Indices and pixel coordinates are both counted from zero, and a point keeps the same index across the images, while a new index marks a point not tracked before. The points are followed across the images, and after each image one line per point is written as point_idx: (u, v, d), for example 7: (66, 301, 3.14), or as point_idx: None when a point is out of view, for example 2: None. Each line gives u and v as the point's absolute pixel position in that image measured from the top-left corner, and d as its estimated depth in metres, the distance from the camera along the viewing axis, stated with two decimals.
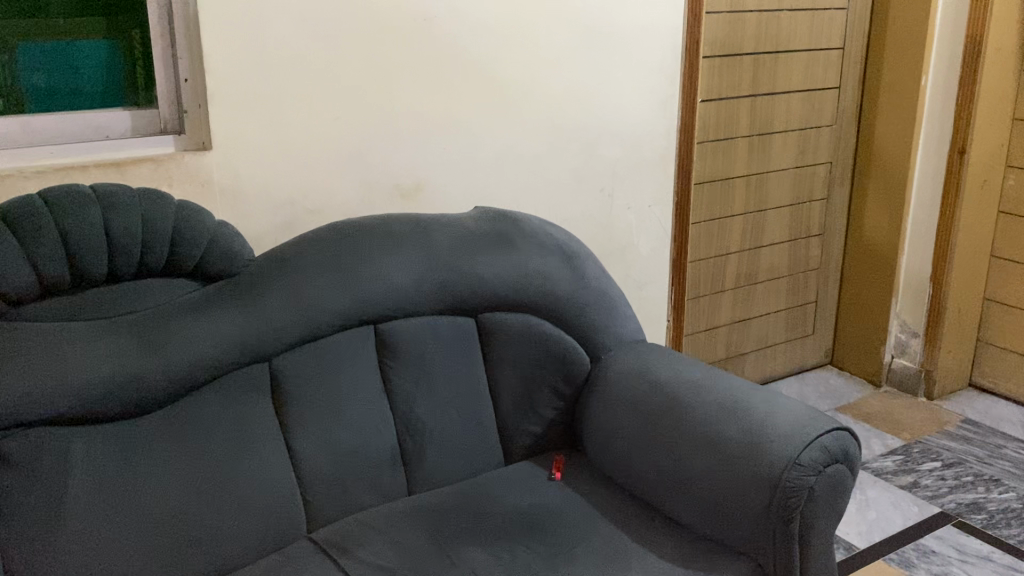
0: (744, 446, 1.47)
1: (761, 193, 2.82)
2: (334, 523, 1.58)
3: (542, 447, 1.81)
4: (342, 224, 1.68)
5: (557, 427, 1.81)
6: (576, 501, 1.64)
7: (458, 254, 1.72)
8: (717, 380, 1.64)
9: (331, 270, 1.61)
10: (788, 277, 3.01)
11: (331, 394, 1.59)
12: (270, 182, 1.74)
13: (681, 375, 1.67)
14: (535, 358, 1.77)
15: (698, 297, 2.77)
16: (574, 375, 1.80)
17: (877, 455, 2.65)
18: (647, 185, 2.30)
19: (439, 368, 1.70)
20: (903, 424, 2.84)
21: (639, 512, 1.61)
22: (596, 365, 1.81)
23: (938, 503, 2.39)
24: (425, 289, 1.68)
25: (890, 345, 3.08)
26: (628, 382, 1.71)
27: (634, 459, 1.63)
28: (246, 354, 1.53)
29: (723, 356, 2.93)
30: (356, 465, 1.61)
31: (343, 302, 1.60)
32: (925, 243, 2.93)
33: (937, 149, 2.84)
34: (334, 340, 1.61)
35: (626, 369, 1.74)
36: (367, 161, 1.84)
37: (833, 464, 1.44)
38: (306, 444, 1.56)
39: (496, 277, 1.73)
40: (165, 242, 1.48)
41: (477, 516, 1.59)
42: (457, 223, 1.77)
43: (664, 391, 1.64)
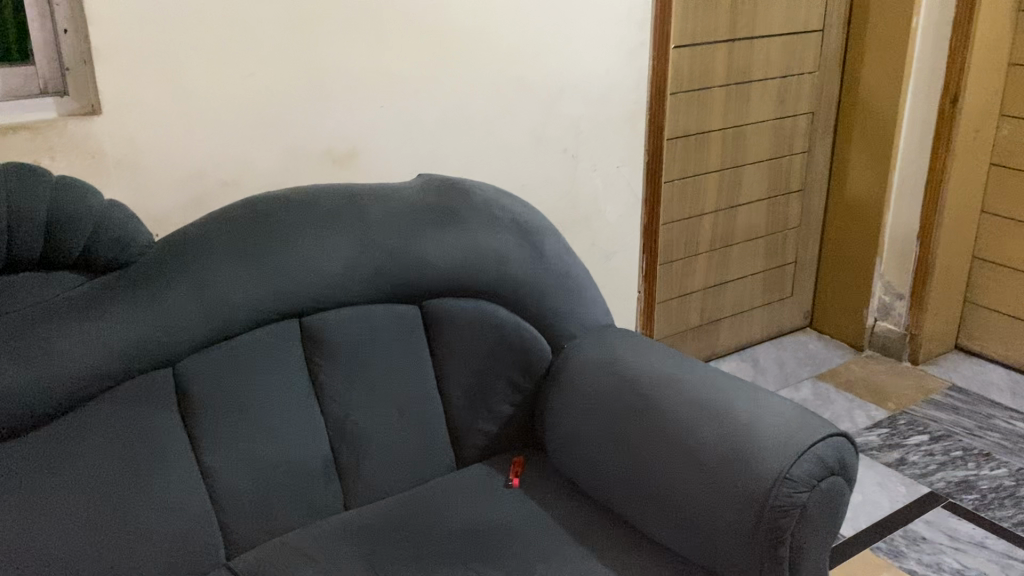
0: (727, 456, 1.27)
1: (739, 148, 2.60)
2: (260, 549, 1.38)
3: (499, 447, 1.61)
4: (258, 201, 1.44)
5: (515, 426, 1.61)
6: (536, 515, 1.44)
7: (396, 233, 1.48)
8: (696, 375, 1.43)
9: (246, 258, 1.37)
10: (766, 237, 2.81)
11: (250, 402, 1.37)
12: (174, 153, 1.49)
13: (655, 369, 1.46)
14: (489, 349, 1.55)
15: (670, 262, 2.57)
16: (534, 367, 1.58)
17: (862, 428, 2.49)
18: (615, 144, 2.07)
19: (378, 365, 1.48)
20: (888, 392, 2.68)
21: (606, 527, 1.42)
22: (559, 356, 1.58)
23: (927, 482, 2.24)
24: (359, 275, 1.44)
25: (873, 307, 2.91)
26: (595, 377, 1.50)
27: (602, 466, 1.43)
28: (142, 359, 1.29)
29: (698, 323, 2.74)
30: (281, 480, 1.39)
31: (259, 293, 1.37)
32: (911, 200, 2.74)
33: (927, 98, 2.63)
34: (252, 339, 1.38)
35: (592, 362, 1.52)
36: (290, 125, 1.60)
37: (829, 478, 1.24)
38: (220, 460, 1.34)
39: (442, 258, 1.50)
40: (39, 229, 1.23)
41: (422, 537, 1.39)
42: (396, 196, 1.53)
43: (636, 389, 1.43)
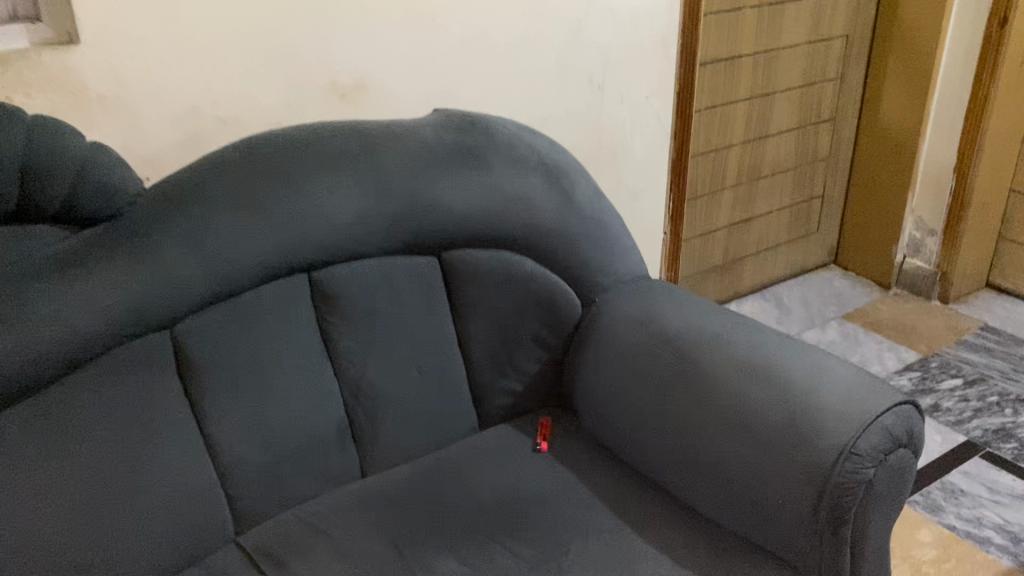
0: (783, 427, 1.16)
1: (770, 75, 2.43)
2: (270, 524, 1.27)
3: (524, 407, 1.49)
4: (258, 144, 1.29)
5: (542, 385, 1.49)
6: (567, 483, 1.34)
7: (412, 177, 1.33)
8: (743, 333, 1.30)
9: (247, 206, 1.24)
10: (793, 170, 2.66)
11: (256, 365, 1.25)
12: (164, 87, 1.34)
13: (698, 325, 1.33)
14: (514, 303, 1.42)
15: (695, 199, 2.42)
16: (562, 323, 1.46)
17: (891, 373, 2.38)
18: (643, 73, 1.90)
19: (395, 322, 1.35)
20: (917, 333, 2.57)
21: (644, 497, 1.31)
22: (589, 311, 1.46)
23: (963, 430, 2.14)
24: (372, 225, 1.30)
25: (903, 244, 2.77)
26: (631, 334, 1.37)
27: (640, 432, 1.32)
28: (136, 321, 1.16)
29: (721, 261, 2.61)
30: (292, 450, 1.28)
31: (263, 246, 1.23)
32: (949, 130, 2.57)
33: (973, 20, 2.44)
34: (256, 297, 1.25)
35: (628, 318, 1.40)
36: (291, 54, 1.43)
37: (896, 451, 1.12)
38: (225, 430, 1.23)
39: (463, 205, 1.36)
40: (14, 177, 1.09)
41: (445, 509, 1.29)
42: (410, 135, 1.38)
43: (677, 348, 1.31)
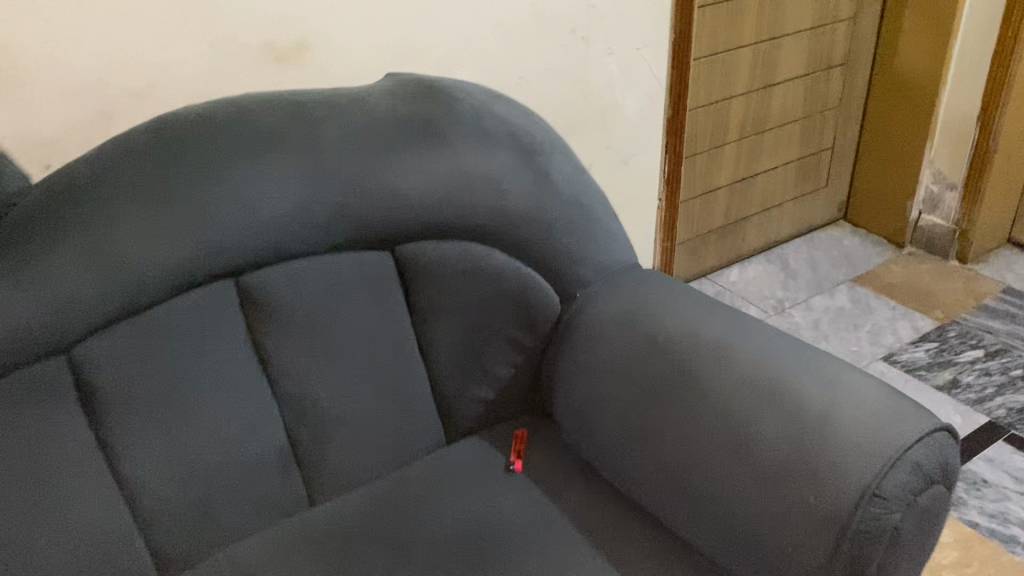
0: (794, 459, 0.98)
1: (777, 17, 2.18)
2: (200, 569, 1.11)
3: (497, 416, 1.32)
4: (171, 124, 1.09)
5: (517, 390, 1.31)
6: (544, 511, 1.17)
7: (357, 160, 1.13)
8: (747, 340, 1.11)
9: (155, 202, 1.03)
10: (801, 121, 2.44)
11: (175, 388, 1.07)
12: (59, 56, 1.12)
13: (695, 330, 1.14)
14: (483, 301, 1.23)
15: (694, 156, 2.21)
16: (539, 321, 1.27)
17: (879, 358, 2.15)
18: (634, 21, 1.67)
19: (343, 330, 1.16)
20: (934, 298, 2.38)
21: (631, 528, 1.14)
22: (570, 307, 1.27)
23: (985, 409, 1.96)
24: (309, 219, 1.10)
25: (919, 199, 2.56)
26: (617, 338, 1.19)
27: (627, 453, 1.14)
28: (23, 346, 0.97)
29: (722, 223, 2.41)
30: (223, 482, 1.11)
31: (177, 250, 1.04)
32: (975, 75, 2.34)
33: None
34: (173, 310, 1.05)
35: (614, 318, 1.21)
36: (215, 11, 1.21)
37: (928, 489, 0.95)
38: (141, 464, 1.05)
39: (419, 191, 1.15)
40: None
41: (402, 546, 1.12)
42: (356, 109, 1.17)
43: (670, 358, 1.13)
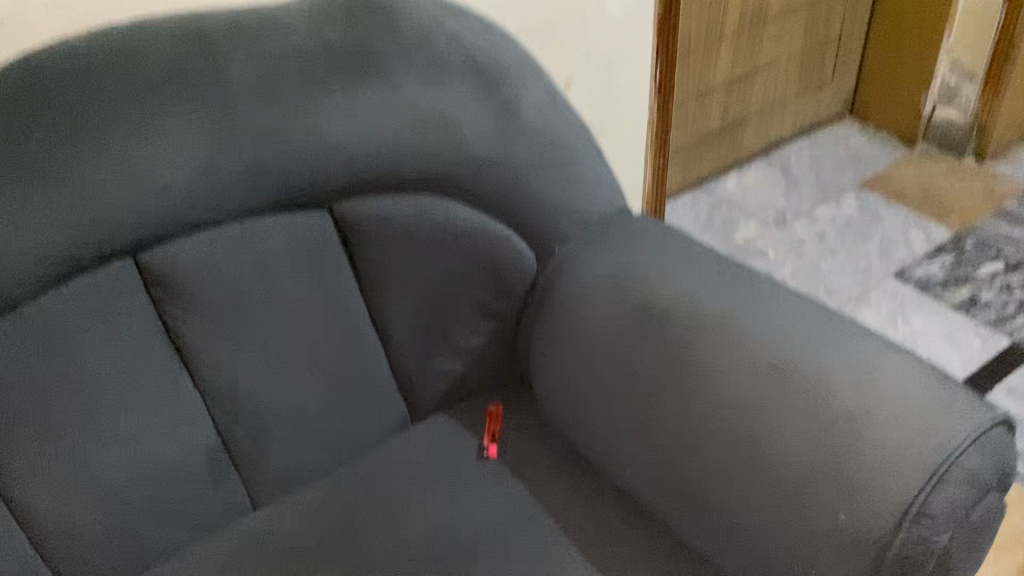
0: (823, 468, 0.81)
1: None
2: None
3: (468, 391, 1.14)
4: (33, 70, 0.85)
5: (488, 362, 1.13)
6: (521, 508, 1.01)
7: (272, 104, 0.90)
8: (763, 311, 0.93)
9: (12, 174, 0.81)
10: (806, 8, 2.17)
11: (71, 397, 0.88)
12: None
13: (698, 298, 0.96)
14: (444, 264, 1.04)
15: (687, 54, 1.97)
16: (511, 286, 1.07)
17: (892, 275, 1.97)
18: None
19: (275, 309, 0.97)
20: (948, 203, 2.19)
21: (622, 525, 0.99)
22: (549, 267, 1.07)
23: (1006, 331, 1.80)
24: (218, 182, 0.89)
25: (934, 91, 2.32)
26: (605, 307, 1.00)
27: (615, 443, 0.98)
28: None
29: (718, 126, 2.19)
30: (142, 497, 0.94)
31: (52, 234, 0.83)
32: None
33: None
34: (57, 304, 0.86)
35: (601, 281, 1.02)
36: None
37: (982, 500, 0.79)
38: (38, 490, 0.87)
39: (353, 140, 0.94)
40: None
41: (360, 560, 0.96)
42: (271, 37, 0.93)
43: (670, 334, 0.94)
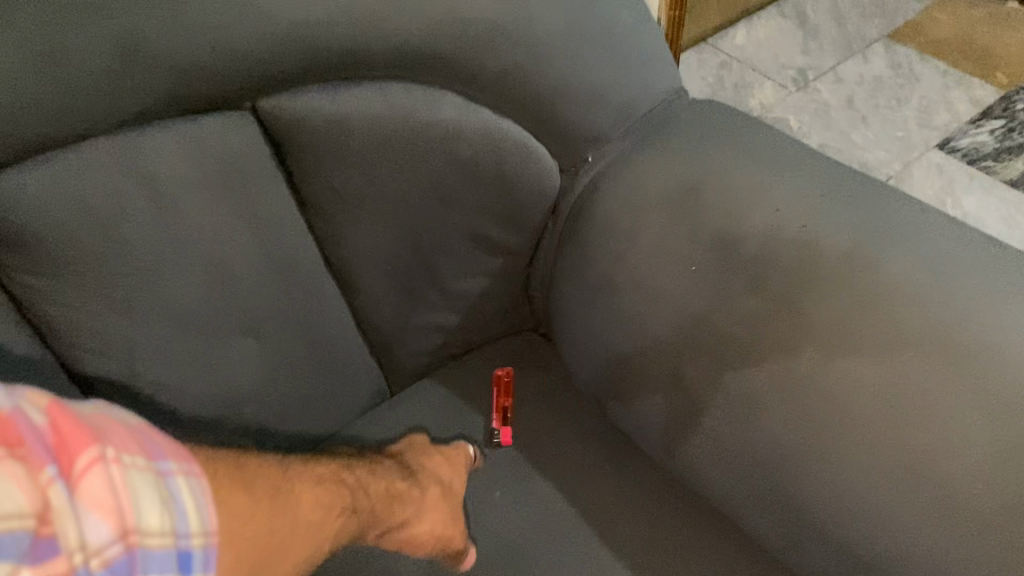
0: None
1: None
2: None
3: (464, 346, 0.85)
4: None
5: (491, 309, 0.83)
6: (546, 521, 0.74)
7: None
8: (919, 251, 0.63)
9: None
10: None
11: None
12: None
13: (820, 229, 0.65)
14: (429, 181, 0.71)
15: None
16: (526, 210, 0.76)
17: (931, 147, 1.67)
18: None
19: (181, 264, 0.63)
20: (991, 56, 1.87)
21: (688, 533, 0.72)
22: (579, 180, 0.75)
23: None
24: (63, 70, 0.54)
25: None
26: (669, 239, 0.69)
27: (681, 431, 0.70)
28: None
29: None
30: None
31: None
32: None
33: None
34: None
35: (658, 199, 0.70)
36: None
37: None
38: None
39: None
40: None
41: None
42: None
43: (775, 283, 0.64)
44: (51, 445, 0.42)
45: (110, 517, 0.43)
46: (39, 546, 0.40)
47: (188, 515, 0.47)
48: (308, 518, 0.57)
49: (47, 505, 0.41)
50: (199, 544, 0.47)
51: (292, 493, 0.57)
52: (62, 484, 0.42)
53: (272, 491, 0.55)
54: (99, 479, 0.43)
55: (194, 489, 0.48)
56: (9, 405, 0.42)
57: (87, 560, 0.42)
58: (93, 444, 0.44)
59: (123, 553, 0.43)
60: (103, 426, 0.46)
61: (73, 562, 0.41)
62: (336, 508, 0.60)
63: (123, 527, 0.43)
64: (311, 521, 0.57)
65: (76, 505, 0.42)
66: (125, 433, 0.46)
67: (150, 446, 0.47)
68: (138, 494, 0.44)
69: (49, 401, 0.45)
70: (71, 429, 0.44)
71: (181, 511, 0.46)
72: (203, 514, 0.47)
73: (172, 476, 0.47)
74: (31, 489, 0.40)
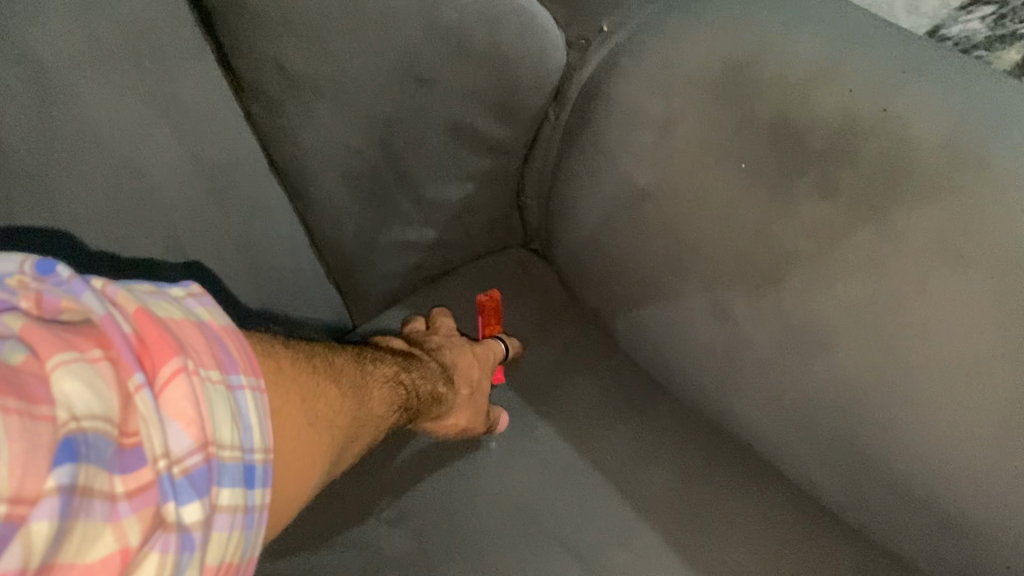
0: None
1: None
2: None
3: (442, 266, 0.72)
4: None
5: (476, 222, 0.69)
6: (555, 476, 0.64)
7: None
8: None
9: None
10: None
11: None
12: None
13: (916, 115, 0.51)
14: (404, 61, 0.55)
15: None
16: (523, 99, 0.61)
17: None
18: None
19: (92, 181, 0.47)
20: None
21: (724, 485, 0.62)
22: (591, 58, 0.62)
23: None
24: None
25: None
26: (710, 133, 0.55)
27: (726, 366, 0.58)
28: None
29: None
30: None
31: None
32: None
33: None
34: None
35: (694, 82, 0.56)
36: None
37: None
38: None
39: None
40: None
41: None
42: None
43: (850, 185, 0.51)
44: (134, 347, 0.32)
45: (196, 425, 0.32)
46: (122, 457, 0.29)
47: (254, 431, 0.36)
48: (377, 411, 0.50)
49: (126, 409, 0.30)
50: (264, 463, 0.36)
51: (366, 386, 0.50)
52: (147, 387, 0.31)
53: (351, 379, 0.49)
54: (189, 384, 0.32)
55: (266, 406, 0.37)
56: (88, 305, 0.32)
57: (170, 470, 0.31)
58: (173, 346, 0.33)
59: (205, 465, 0.32)
60: (187, 324, 0.36)
61: (157, 475, 0.30)
62: (403, 401, 0.53)
63: (208, 439, 0.33)
64: (380, 416, 0.51)
65: (160, 411, 0.31)
66: (208, 336, 0.36)
67: (229, 350, 0.37)
68: (221, 406, 0.34)
69: (135, 302, 0.34)
70: (158, 332, 0.33)
71: (253, 429, 0.36)
72: (271, 433, 0.37)
73: (251, 390, 0.36)
74: (115, 390, 0.30)
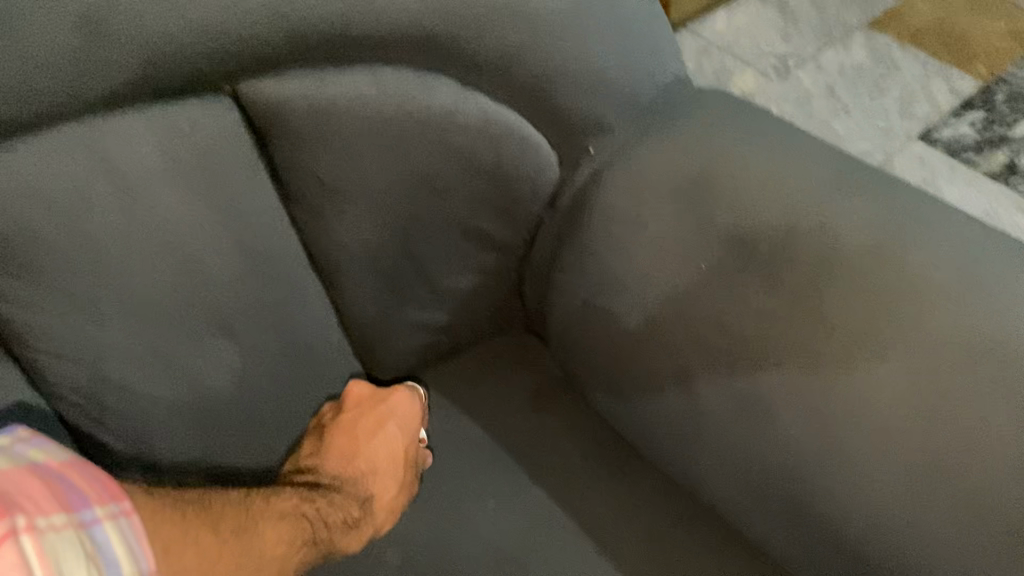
0: None
1: None
2: None
3: (453, 344, 0.82)
4: None
5: (482, 307, 0.79)
6: (543, 532, 0.72)
7: None
8: (943, 252, 0.60)
9: None
10: None
11: None
12: None
13: (839, 226, 0.62)
14: (420, 173, 0.66)
15: None
16: (523, 204, 0.72)
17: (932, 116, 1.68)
18: None
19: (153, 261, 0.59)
20: (970, 42, 1.86)
21: (691, 545, 0.71)
22: (580, 175, 0.71)
23: None
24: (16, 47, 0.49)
25: None
26: (675, 237, 0.66)
27: (691, 438, 0.67)
28: None
29: None
30: None
31: None
32: None
33: None
34: None
35: (665, 193, 0.67)
36: None
37: None
38: None
39: None
40: None
41: None
42: None
43: (792, 286, 0.61)
44: None
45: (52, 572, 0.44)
46: None
47: (121, 559, 0.49)
48: (277, 549, 0.59)
49: None
50: None
51: (255, 527, 0.58)
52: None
53: (233, 527, 0.57)
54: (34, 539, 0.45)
55: (128, 531, 0.51)
56: None
57: None
58: (14, 502, 0.46)
59: None
60: (17, 486, 0.48)
61: None
62: (305, 534, 0.62)
63: None
64: (283, 552, 0.59)
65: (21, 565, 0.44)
66: (43, 484, 0.49)
67: (75, 492, 0.50)
68: (72, 547, 0.46)
69: None
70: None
71: (113, 560, 0.49)
72: (137, 555, 0.50)
73: (103, 521, 0.50)
74: None
